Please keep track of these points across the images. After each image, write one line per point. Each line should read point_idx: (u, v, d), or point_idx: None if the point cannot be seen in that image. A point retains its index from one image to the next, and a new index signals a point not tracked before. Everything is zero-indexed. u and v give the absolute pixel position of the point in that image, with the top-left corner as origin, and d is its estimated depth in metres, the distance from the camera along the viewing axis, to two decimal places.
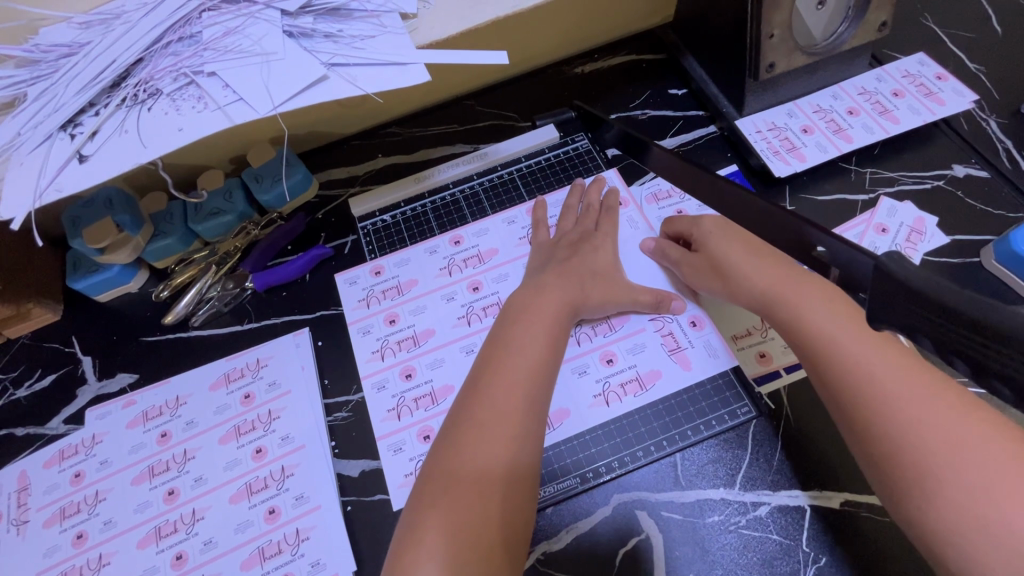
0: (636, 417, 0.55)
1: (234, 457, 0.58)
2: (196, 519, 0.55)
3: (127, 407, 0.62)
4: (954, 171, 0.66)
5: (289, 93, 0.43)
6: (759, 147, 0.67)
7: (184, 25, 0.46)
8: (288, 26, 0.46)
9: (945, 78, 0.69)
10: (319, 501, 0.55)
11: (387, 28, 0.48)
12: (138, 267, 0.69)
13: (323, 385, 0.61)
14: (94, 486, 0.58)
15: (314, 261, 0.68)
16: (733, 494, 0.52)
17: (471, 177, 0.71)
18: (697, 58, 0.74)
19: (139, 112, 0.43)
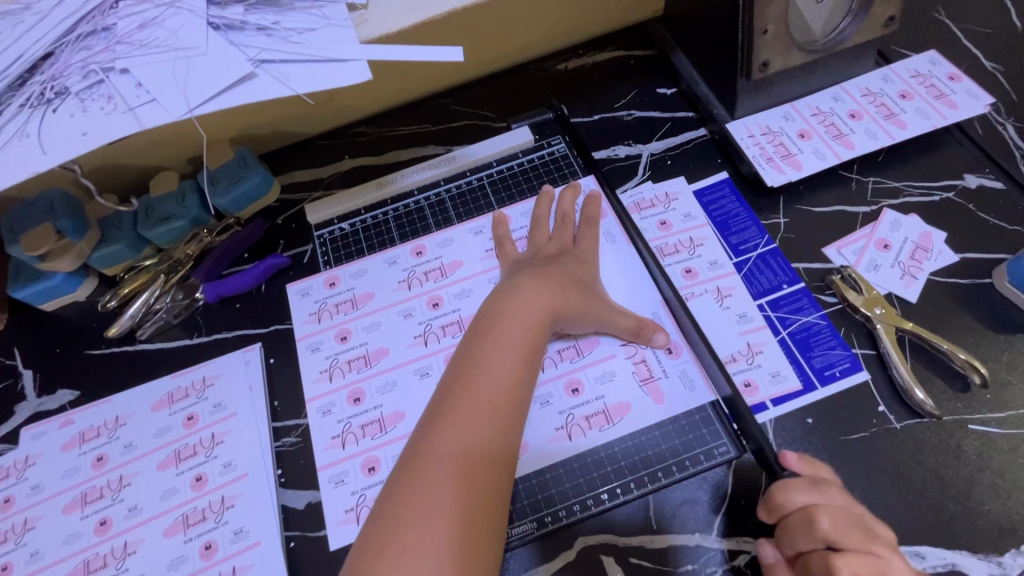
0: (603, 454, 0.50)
1: (172, 485, 0.54)
2: (127, 553, 0.51)
3: (64, 427, 0.58)
4: (966, 181, 0.60)
5: (210, 93, 0.38)
6: (751, 153, 0.62)
7: (98, 16, 0.41)
8: (214, 17, 0.41)
9: (958, 79, 0.63)
10: (259, 537, 0.51)
11: (330, 20, 0.43)
12: (85, 274, 0.65)
13: (271, 407, 0.57)
14: (23, 513, 0.54)
15: (270, 271, 0.64)
16: (709, 541, 0.47)
17: (438, 182, 0.66)
18: (687, 55, 0.68)
19: (44, 114, 0.39)
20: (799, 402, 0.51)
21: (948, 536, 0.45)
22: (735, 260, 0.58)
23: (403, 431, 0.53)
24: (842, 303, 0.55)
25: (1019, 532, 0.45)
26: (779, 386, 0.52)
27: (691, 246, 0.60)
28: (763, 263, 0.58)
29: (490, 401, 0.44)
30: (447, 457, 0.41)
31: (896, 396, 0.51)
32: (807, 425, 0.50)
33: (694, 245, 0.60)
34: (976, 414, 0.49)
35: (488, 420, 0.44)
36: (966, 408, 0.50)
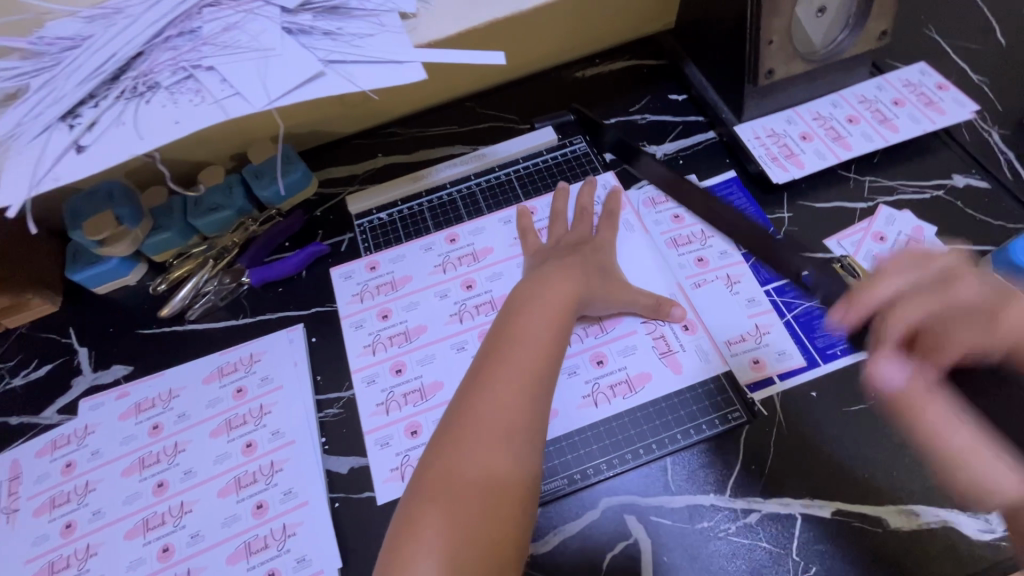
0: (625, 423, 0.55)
1: (225, 450, 0.58)
2: (184, 512, 0.55)
3: (120, 398, 0.62)
4: (954, 181, 0.65)
5: (287, 88, 0.43)
6: (758, 153, 0.67)
7: (185, 20, 0.46)
8: (287, 22, 0.46)
9: (946, 88, 0.69)
10: (307, 497, 0.55)
11: (386, 27, 0.48)
12: (137, 260, 0.70)
13: (314, 381, 0.62)
14: (84, 476, 0.58)
15: (311, 258, 0.68)
16: (723, 501, 0.51)
17: (468, 177, 0.71)
18: (697, 65, 0.74)
19: (137, 105, 0.44)
20: (804, 376, 0.56)
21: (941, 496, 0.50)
22: (743, 250, 0.63)
23: (441, 400, 0.58)
24: None
25: None
26: (785, 363, 0.56)
27: (703, 238, 0.64)
28: None
29: (490, 436, 0.45)
30: (448, 492, 0.43)
31: None
32: (812, 398, 0.55)
33: (705, 236, 0.64)
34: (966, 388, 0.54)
35: (489, 455, 0.44)
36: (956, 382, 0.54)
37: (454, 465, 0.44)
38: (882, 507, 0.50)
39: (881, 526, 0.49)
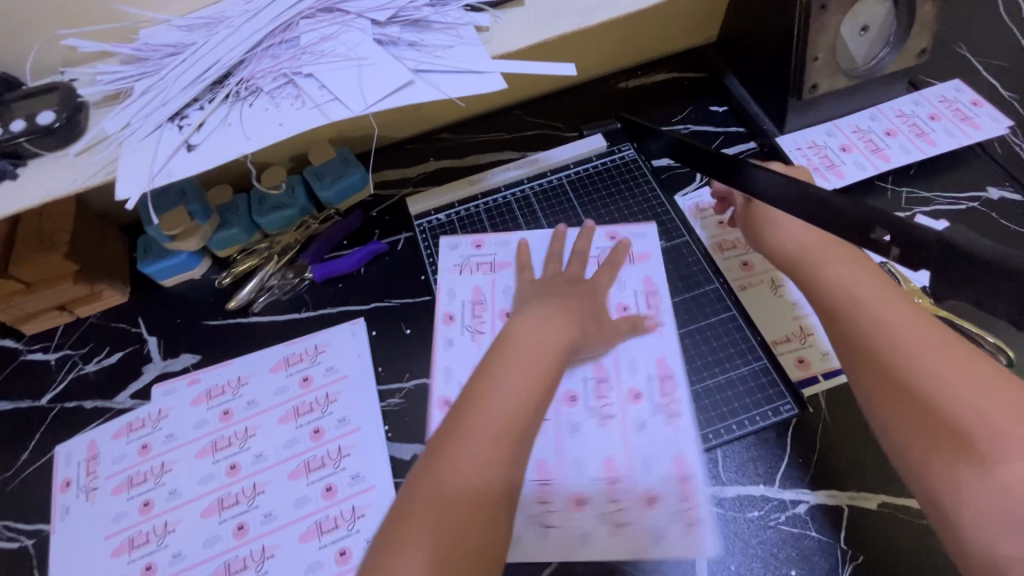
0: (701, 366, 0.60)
1: (293, 435, 0.61)
2: (257, 493, 0.58)
3: (191, 385, 0.65)
4: (988, 193, 0.68)
5: (380, 95, 0.46)
6: (800, 163, 0.70)
7: (283, 31, 0.50)
8: (377, 34, 0.50)
9: (980, 104, 0.72)
10: (373, 481, 0.58)
11: (464, 39, 0.52)
12: (203, 254, 0.74)
13: (376, 372, 0.65)
14: (160, 457, 0.61)
15: (370, 256, 0.72)
16: (773, 491, 0.54)
17: (521, 182, 0.75)
18: (739, 78, 0.77)
19: (241, 108, 0.48)
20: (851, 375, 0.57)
21: None
22: None
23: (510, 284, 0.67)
24: None
25: None
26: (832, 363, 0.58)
27: None
28: None
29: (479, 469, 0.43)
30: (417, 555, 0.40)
31: None
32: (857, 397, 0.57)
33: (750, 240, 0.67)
34: None
35: (462, 511, 0.42)
36: None
37: (422, 528, 0.41)
38: None
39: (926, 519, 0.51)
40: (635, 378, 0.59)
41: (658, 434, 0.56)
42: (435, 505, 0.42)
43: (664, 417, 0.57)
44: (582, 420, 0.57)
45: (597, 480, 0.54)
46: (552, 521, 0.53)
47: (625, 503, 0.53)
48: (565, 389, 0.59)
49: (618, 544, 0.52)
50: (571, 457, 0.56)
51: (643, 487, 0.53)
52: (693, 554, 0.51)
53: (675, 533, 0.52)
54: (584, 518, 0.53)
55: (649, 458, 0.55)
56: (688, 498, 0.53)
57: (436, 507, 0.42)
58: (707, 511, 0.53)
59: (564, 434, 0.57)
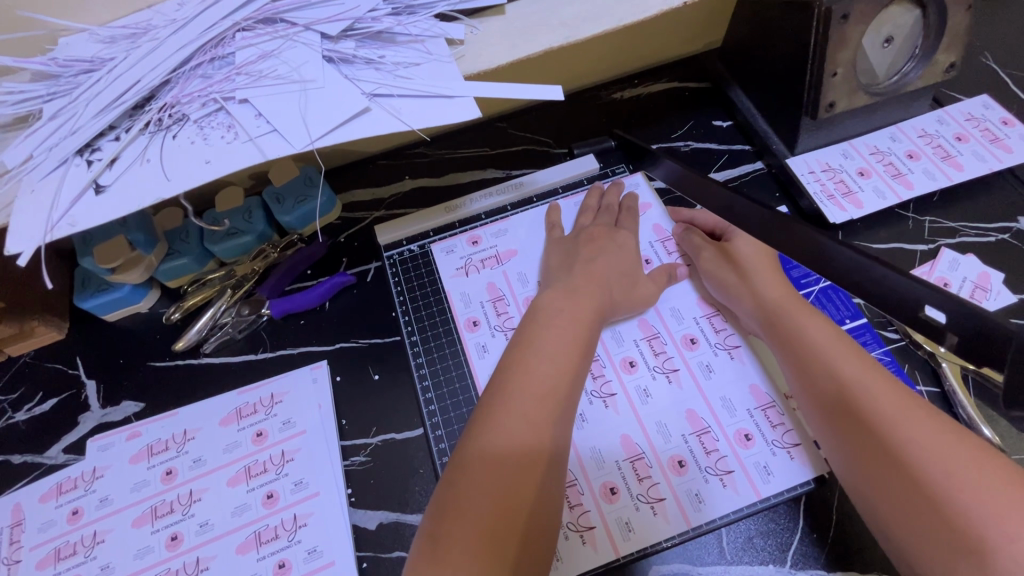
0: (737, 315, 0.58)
1: (243, 501, 0.54)
2: (200, 569, 0.51)
3: (131, 439, 0.58)
4: (1020, 224, 0.61)
5: (327, 126, 0.39)
6: (812, 189, 0.63)
7: (215, 46, 0.42)
8: (328, 50, 0.42)
9: (1012, 124, 0.65)
10: (332, 557, 0.51)
11: (433, 55, 0.44)
12: (150, 286, 0.66)
13: (340, 426, 0.58)
14: (92, 525, 0.54)
15: (335, 289, 0.64)
16: (784, 573, 0.47)
17: (505, 208, 0.68)
18: (745, 90, 0.70)
19: (163, 139, 0.40)
20: None
21: None
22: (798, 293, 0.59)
23: (515, 264, 0.64)
24: (904, 339, 0.56)
25: None
26: None
27: None
28: (826, 296, 0.59)
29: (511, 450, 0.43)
30: (471, 517, 0.40)
31: None
32: None
33: None
34: None
35: (512, 473, 0.42)
36: None
37: (476, 486, 0.41)
38: None
39: None
40: (684, 325, 0.58)
41: (726, 371, 0.55)
42: (487, 466, 0.42)
43: (727, 352, 0.56)
44: (649, 383, 0.55)
45: (619, 462, 0.51)
46: (583, 526, 0.49)
47: (651, 476, 0.50)
48: (621, 355, 0.56)
49: (663, 525, 0.49)
50: (586, 449, 0.52)
51: (664, 455, 0.51)
52: (735, 507, 0.49)
53: (712, 491, 0.50)
54: (620, 507, 0.50)
55: (663, 425, 0.52)
56: (710, 451, 0.51)
57: (487, 466, 0.42)
58: (751, 462, 0.51)
59: (637, 403, 0.54)
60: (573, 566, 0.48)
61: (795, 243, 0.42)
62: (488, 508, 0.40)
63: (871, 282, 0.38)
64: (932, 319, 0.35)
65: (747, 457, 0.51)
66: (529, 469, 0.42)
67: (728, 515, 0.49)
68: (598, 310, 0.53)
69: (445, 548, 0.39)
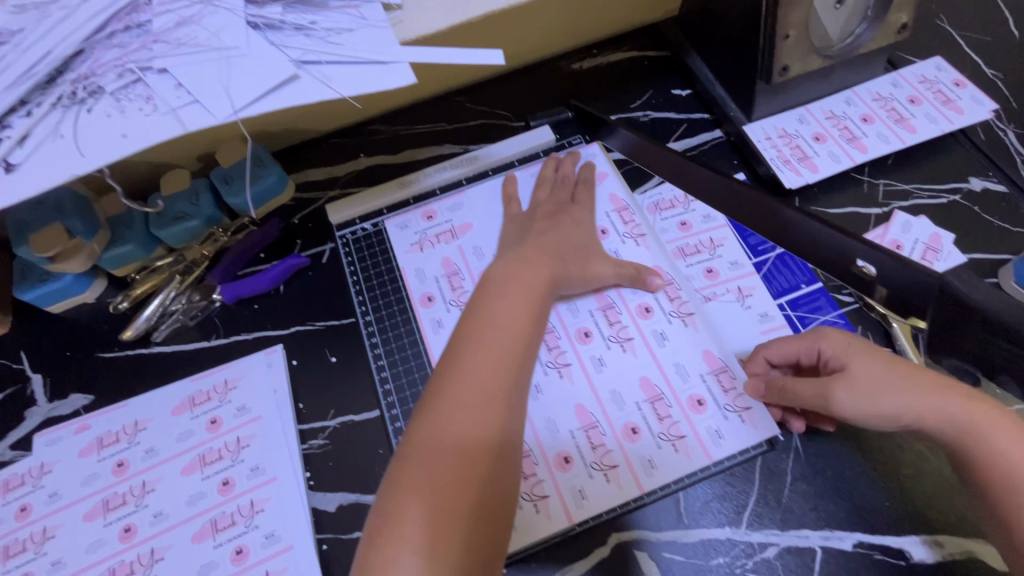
0: (692, 284, 0.58)
1: (199, 489, 0.53)
2: (155, 560, 0.50)
3: (80, 432, 0.56)
4: (971, 185, 0.62)
5: (252, 95, 0.37)
6: (769, 155, 0.63)
7: (130, 13, 0.40)
8: (252, 16, 0.40)
9: (964, 86, 0.65)
10: (291, 541, 0.51)
11: (368, 20, 0.42)
12: (94, 275, 0.63)
13: (297, 410, 0.57)
14: (41, 521, 0.53)
15: (289, 272, 0.63)
16: (739, 534, 0.48)
17: (460, 182, 0.66)
18: (703, 57, 0.69)
19: (77, 114, 0.38)
20: None
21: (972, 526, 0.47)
22: (755, 260, 0.59)
23: (470, 238, 0.63)
24: (859, 302, 0.56)
25: None
26: None
27: (711, 247, 0.60)
28: (783, 263, 0.58)
29: (464, 419, 0.42)
30: (427, 485, 0.40)
31: None
32: None
33: (715, 244, 0.60)
34: None
35: (468, 441, 0.41)
36: None
37: (430, 455, 0.41)
38: (904, 537, 0.47)
39: (904, 560, 0.46)
40: (639, 294, 0.57)
41: (680, 339, 0.55)
42: (442, 434, 0.41)
43: (680, 320, 0.56)
44: (604, 352, 0.55)
45: (573, 431, 0.51)
46: (537, 495, 0.49)
47: (605, 443, 0.51)
48: (577, 326, 0.56)
49: (615, 491, 0.49)
50: (541, 419, 0.52)
51: (617, 422, 0.51)
52: (686, 471, 0.50)
53: (664, 456, 0.50)
54: (573, 475, 0.50)
55: (617, 393, 0.53)
56: (662, 418, 0.52)
57: (442, 433, 0.42)
58: (702, 427, 0.51)
59: (591, 372, 0.54)
60: (528, 535, 0.48)
61: (759, 216, 0.52)
62: (442, 475, 0.40)
63: (818, 244, 0.48)
64: (864, 270, 0.46)
65: (699, 422, 0.51)
66: (485, 435, 0.42)
67: (681, 480, 0.50)
68: (554, 283, 0.53)
69: (400, 516, 0.39)
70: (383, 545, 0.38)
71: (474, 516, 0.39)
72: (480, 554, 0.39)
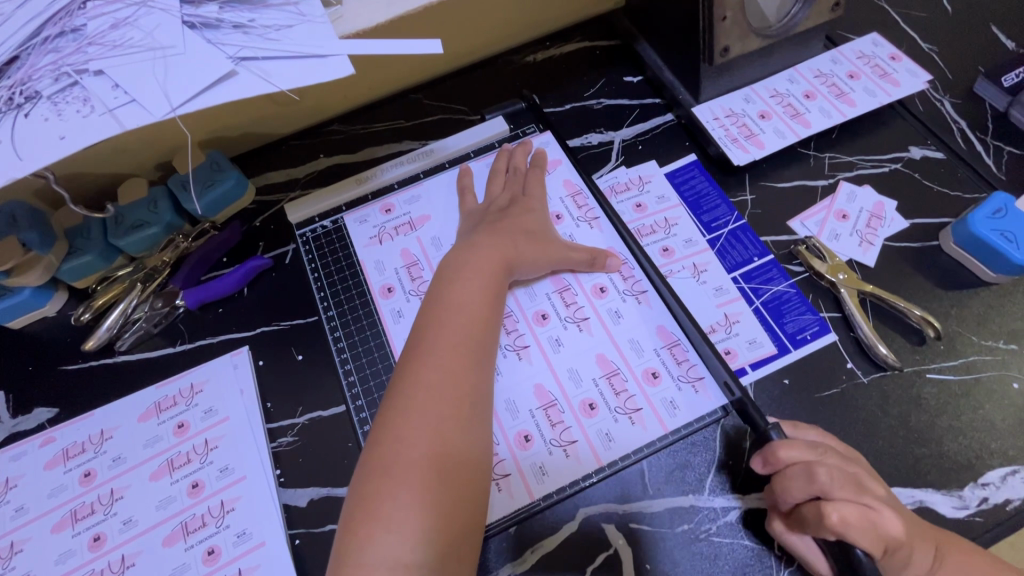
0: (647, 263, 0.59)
1: (168, 494, 0.53)
2: (126, 567, 0.50)
3: (45, 445, 0.56)
4: (911, 153, 0.64)
5: (189, 93, 0.38)
6: (717, 134, 0.64)
7: (65, 18, 0.40)
8: (188, 16, 0.41)
9: (899, 59, 0.67)
10: (263, 537, 0.51)
11: (305, 16, 0.43)
12: (54, 288, 0.62)
13: (265, 409, 0.57)
14: (8, 536, 0.52)
15: (252, 274, 0.63)
16: (702, 500, 0.49)
17: (417, 176, 0.67)
18: (651, 43, 0.70)
19: (14, 118, 0.38)
20: (779, 364, 0.54)
21: (915, 476, 0.49)
22: (707, 237, 0.61)
23: (429, 228, 0.64)
24: (808, 271, 0.58)
25: (974, 466, 0.50)
26: (756, 352, 0.54)
27: (666, 227, 0.62)
28: (734, 239, 0.60)
29: (434, 398, 0.43)
30: (401, 463, 0.40)
31: (861, 352, 0.54)
32: (784, 386, 0.53)
33: (669, 225, 0.62)
34: (934, 364, 0.53)
35: (439, 417, 0.43)
36: (923, 358, 0.54)
37: (402, 434, 0.42)
38: None
39: None
40: (596, 275, 0.59)
41: (634, 315, 0.56)
42: (411, 413, 0.43)
43: (633, 297, 0.57)
44: (561, 332, 0.56)
45: (533, 410, 0.52)
46: (499, 473, 0.50)
47: (563, 420, 0.52)
48: (534, 308, 0.57)
49: (575, 465, 0.50)
50: (501, 400, 0.53)
51: (575, 399, 0.53)
52: (644, 442, 0.51)
53: (621, 429, 0.52)
54: (534, 452, 0.51)
55: (574, 371, 0.54)
56: (619, 392, 0.53)
57: (412, 412, 0.43)
58: (658, 398, 0.53)
59: (549, 352, 0.55)
60: (493, 513, 0.49)
61: None
62: (415, 452, 0.41)
63: None
64: None
65: (655, 394, 0.53)
66: (455, 412, 0.43)
67: (641, 450, 0.51)
68: (507, 269, 0.54)
69: (377, 496, 0.40)
70: (362, 524, 0.39)
71: (450, 488, 0.41)
72: (459, 524, 0.40)
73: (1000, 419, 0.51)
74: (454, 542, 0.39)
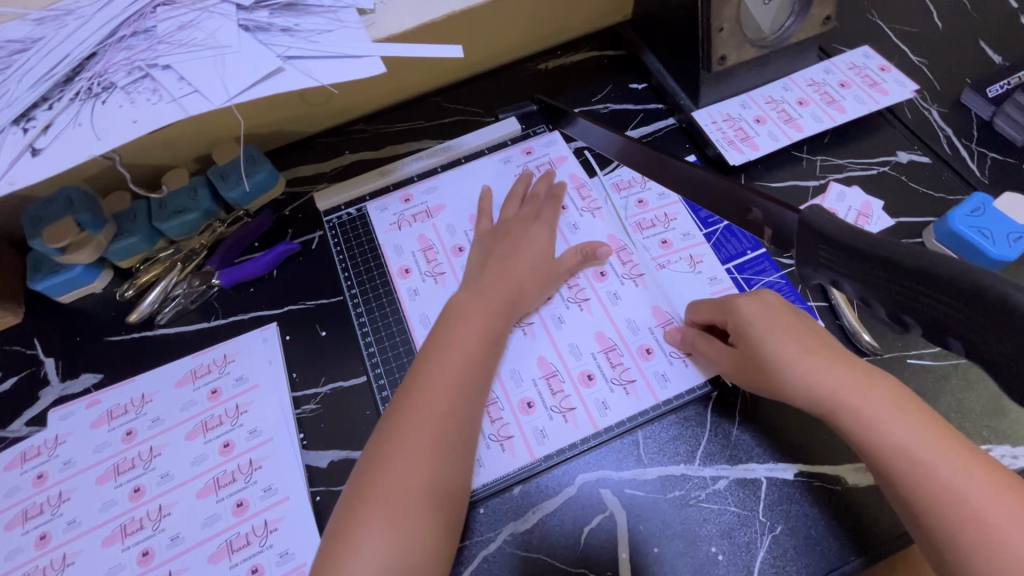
0: (646, 252, 0.64)
1: (202, 452, 0.58)
2: (163, 515, 0.55)
3: (91, 406, 0.61)
4: (899, 157, 0.69)
5: (244, 85, 0.43)
6: (715, 137, 0.69)
7: (138, 20, 0.46)
8: (243, 20, 0.47)
9: (888, 70, 0.72)
10: (287, 492, 0.55)
11: (344, 22, 0.48)
12: (102, 266, 0.68)
13: (291, 379, 0.62)
14: (57, 486, 0.57)
15: (281, 257, 0.68)
16: (693, 469, 0.53)
17: (435, 170, 0.73)
18: (655, 53, 0.76)
19: (94, 105, 0.44)
20: None
21: None
22: (705, 230, 0.65)
23: (445, 217, 0.69)
24: None
25: None
26: None
27: (666, 220, 0.66)
28: (730, 232, 0.64)
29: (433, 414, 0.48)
30: (396, 471, 0.45)
31: (846, 340, 0.58)
32: None
33: (669, 218, 0.66)
34: (914, 349, 0.57)
35: (433, 435, 0.47)
36: (904, 346, 0.57)
37: (400, 444, 0.46)
38: (842, 466, 0.52)
39: (841, 484, 0.51)
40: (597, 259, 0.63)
41: (631, 298, 0.61)
42: (411, 427, 0.47)
43: (631, 281, 0.62)
44: (563, 311, 0.60)
45: (536, 380, 0.57)
46: (504, 436, 0.55)
47: (563, 389, 0.56)
48: None
49: (573, 431, 0.55)
50: (507, 370, 0.57)
51: (575, 370, 0.57)
52: (638, 411, 0.55)
53: (617, 399, 0.56)
54: (536, 418, 0.55)
55: (575, 346, 0.58)
56: (616, 365, 0.57)
57: (413, 425, 0.47)
58: (652, 371, 0.57)
59: (552, 329, 0.59)
60: (498, 474, 0.53)
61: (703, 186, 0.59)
62: (409, 464, 0.45)
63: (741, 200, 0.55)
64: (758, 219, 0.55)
65: (649, 367, 0.57)
66: (447, 430, 0.48)
67: (635, 420, 0.55)
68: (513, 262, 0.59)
69: (370, 499, 0.44)
70: (354, 524, 0.43)
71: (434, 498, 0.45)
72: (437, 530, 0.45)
73: (976, 402, 0.54)
74: (430, 547, 0.44)
